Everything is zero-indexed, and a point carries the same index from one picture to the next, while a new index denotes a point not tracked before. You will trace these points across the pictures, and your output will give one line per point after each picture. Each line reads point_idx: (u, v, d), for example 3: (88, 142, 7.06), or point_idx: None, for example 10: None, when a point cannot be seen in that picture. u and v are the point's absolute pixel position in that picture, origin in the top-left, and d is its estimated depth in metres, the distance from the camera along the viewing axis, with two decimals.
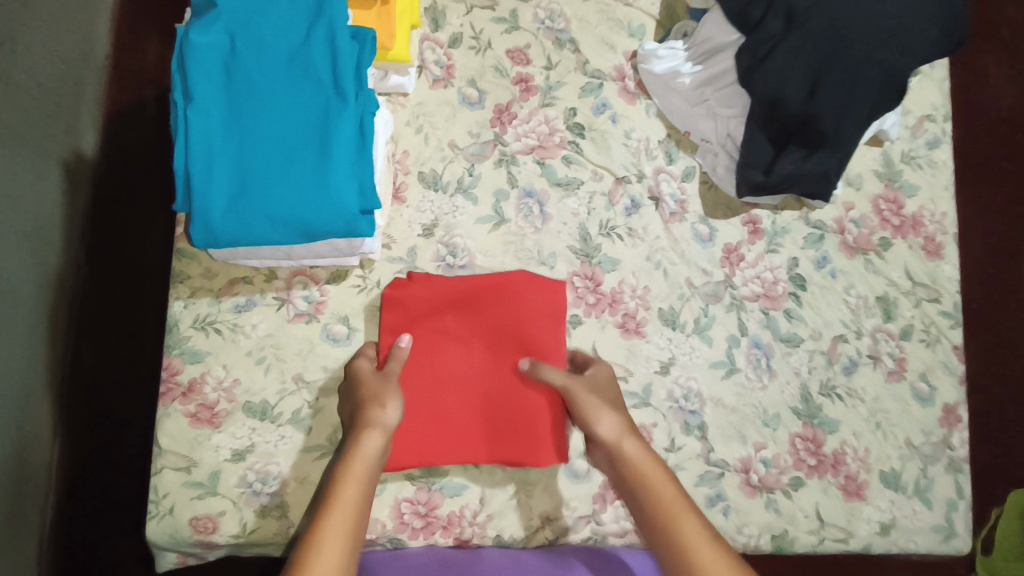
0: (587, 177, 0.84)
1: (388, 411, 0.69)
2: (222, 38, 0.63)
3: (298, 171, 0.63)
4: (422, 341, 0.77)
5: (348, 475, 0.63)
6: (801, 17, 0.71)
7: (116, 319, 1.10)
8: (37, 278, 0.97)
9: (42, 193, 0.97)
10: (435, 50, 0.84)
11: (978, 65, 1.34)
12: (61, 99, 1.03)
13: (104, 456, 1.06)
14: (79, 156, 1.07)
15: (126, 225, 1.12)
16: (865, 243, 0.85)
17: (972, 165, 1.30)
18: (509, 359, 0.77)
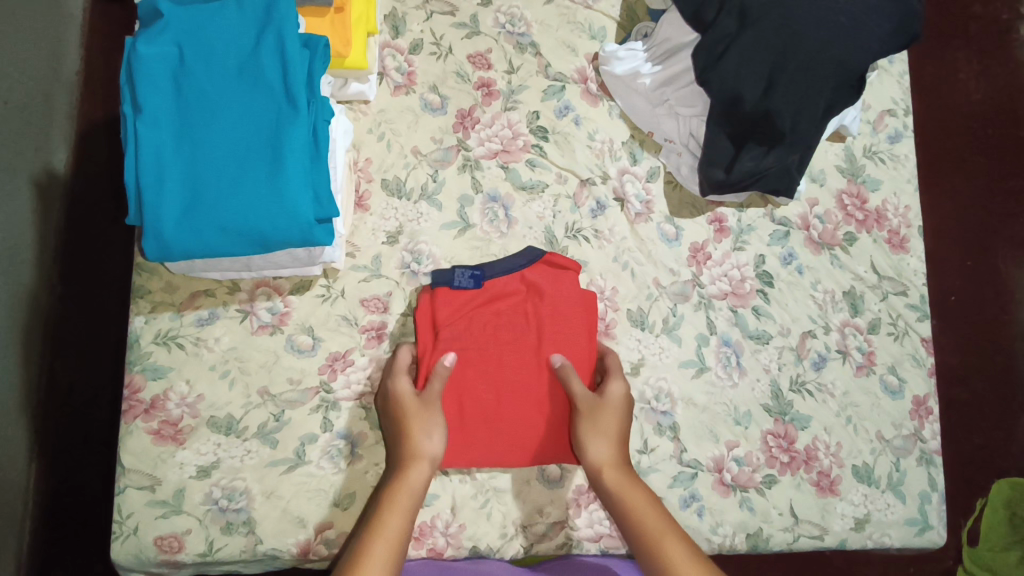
0: (551, 180, 0.84)
1: (432, 443, 0.69)
2: (172, 49, 0.63)
3: (253, 179, 0.62)
4: (480, 372, 0.76)
5: (395, 500, 0.63)
6: (753, 15, 0.71)
7: (85, 337, 1.07)
8: (7, 297, 0.95)
9: (12, 212, 0.96)
10: (396, 57, 0.84)
11: (947, 61, 1.35)
12: (31, 116, 1.02)
13: (76, 477, 1.03)
14: (50, 174, 1.06)
15: (93, 241, 1.11)
16: (830, 238, 0.86)
17: (944, 160, 1.31)
18: (494, 384, 0.76)
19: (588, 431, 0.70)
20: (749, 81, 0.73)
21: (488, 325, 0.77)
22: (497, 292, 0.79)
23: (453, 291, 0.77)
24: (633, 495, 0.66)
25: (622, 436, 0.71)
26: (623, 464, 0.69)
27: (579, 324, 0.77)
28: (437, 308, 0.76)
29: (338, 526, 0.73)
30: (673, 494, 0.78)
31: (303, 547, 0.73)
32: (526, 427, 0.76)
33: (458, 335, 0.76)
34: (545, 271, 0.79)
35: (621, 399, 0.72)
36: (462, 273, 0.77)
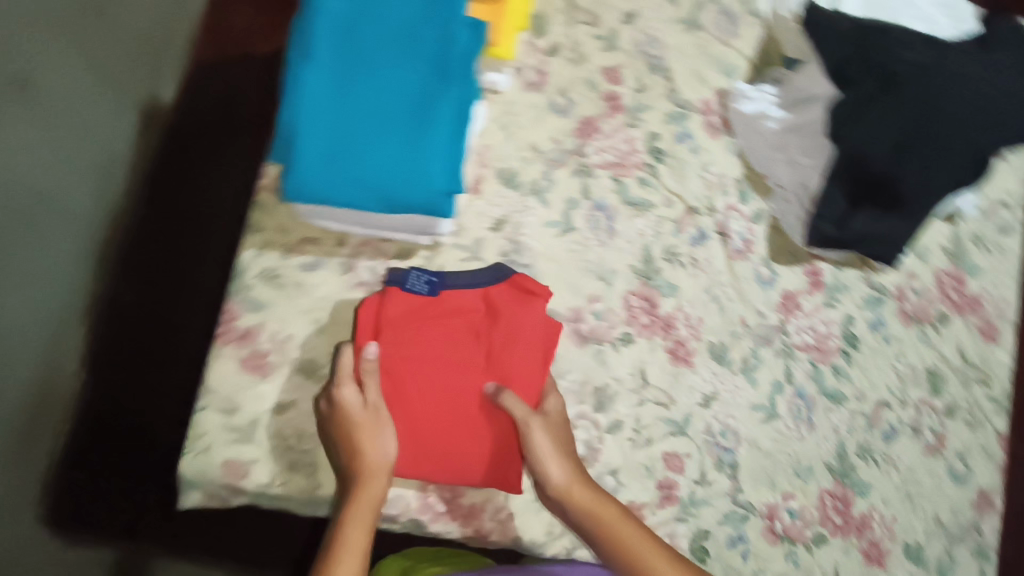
0: (658, 203, 0.85)
1: (387, 454, 0.71)
2: (347, 6, 0.66)
3: (398, 140, 0.64)
4: (419, 384, 0.74)
5: (354, 515, 0.67)
6: (900, 83, 0.73)
7: (158, 265, 1.16)
8: (96, 205, 1.05)
9: (117, 130, 1.07)
10: (533, 54, 0.86)
11: None
12: (151, 48, 1.14)
13: (120, 390, 1.11)
14: (155, 104, 1.18)
15: (187, 179, 1.21)
16: (923, 314, 0.85)
17: None
18: (434, 398, 0.75)
19: (543, 454, 0.71)
20: (880, 147, 0.74)
21: (437, 336, 0.76)
22: (453, 304, 0.77)
23: (401, 296, 0.76)
24: (605, 514, 0.68)
25: (572, 454, 0.73)
26: (585, 479, 0.71)
27: (531, 355, 0.77)
28: (384, 307, 0.75)
29: (396, 488, 0.76)
30: (721, 531, 0.78)
31: None
32: (458, 449, 0.74)
33: (403, 341, 0.75)
34: (509, 291, 0.78)
35: (559, 418, 0.75)
36: (418, 275, 0.76)
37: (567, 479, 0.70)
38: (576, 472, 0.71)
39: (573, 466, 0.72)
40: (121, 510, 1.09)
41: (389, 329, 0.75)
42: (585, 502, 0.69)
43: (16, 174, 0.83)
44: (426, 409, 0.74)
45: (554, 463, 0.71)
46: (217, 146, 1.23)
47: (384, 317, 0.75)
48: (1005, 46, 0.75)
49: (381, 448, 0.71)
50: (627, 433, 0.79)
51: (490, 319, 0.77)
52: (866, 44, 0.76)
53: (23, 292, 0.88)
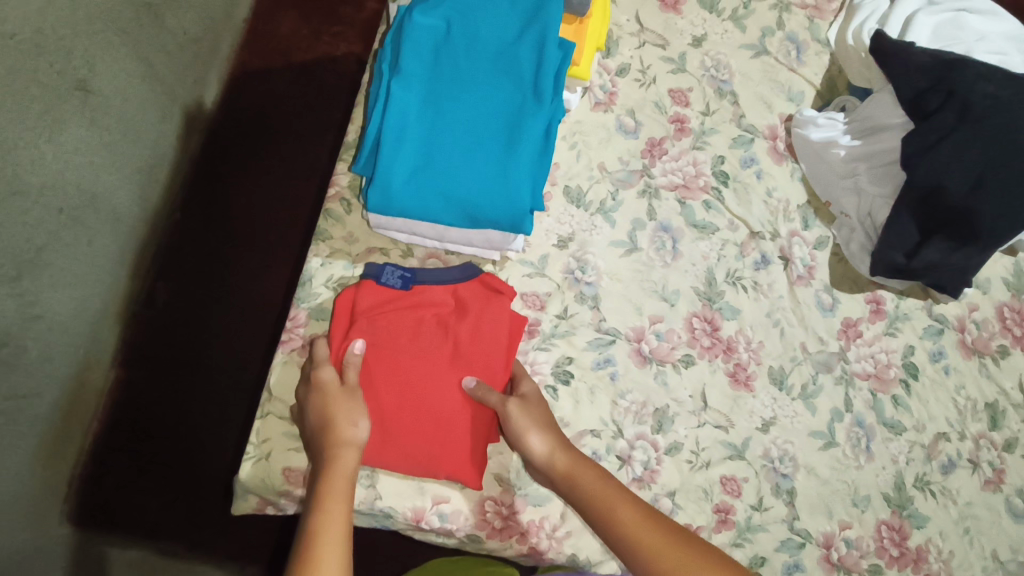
0: (722, 225, 0.85)
1: (360, 431, 0.66)
2: (441, 23, 0.68)
3: (486, 159, 0.66)
4: (388, 378, 0.72)
5: (333, 488, 0.60)
6: (976, 115, 0.74)
7: (193, 266, 1.17)
8: (137, 207, 1.06)
9: (162, 132, 1.09)
10: (603, 75, 0.87)
11: None
12: (199, 52, 1.15)
13: (151, 393, 1.09)
14: (199, 106, 1.20)
15: (225, 183, 1.22)
16: (983, 346, 0.85)
17: None
18: (403, 393, 0.72)
19: (522, 426, 0.70)
20: (962, 180, 0.74)
21: (407, 330, 0.74)
22: (425, 298, 0.76)
23: (373, 289, 0.75)
24: (584, 474, 0.68)
25: (554, 424, 0.72)
26: (566, 444, 0.70)
27: (499, 349, 0.75)
28: (359, 299, 0.74)
29: (454, 502, 0.75)
30: (778, 558, 0.78)
31: (418, 513, 0.74)
32: (422, 439, 0.72)
33: (373, 330, 0.73)
34: (477, 289, 0.77)
35: (535, 397, 0.74)
36: (392, 270, 0.75)
37: (548, 446, 0.70)
38: (557, 439, 0.71)
39: (553, 435, 0.71)
40: (145, 513, 1.05)
41: (361, 321, 0.73)
42: (564, 464, 0.69)
43: (68, 169, 0.85)
44: (393, 405, 0.72)
45: (535, 437, 0.70)
46: (257, 150, 1.24)
47: (357, 310, 0.74)
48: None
49: (355, 419, 0.66)
50: (686, 455, 0.79)
51: (459, 314, 0.76)
52: (946, 77, 0.76)
53: (65, 287, 0.90)
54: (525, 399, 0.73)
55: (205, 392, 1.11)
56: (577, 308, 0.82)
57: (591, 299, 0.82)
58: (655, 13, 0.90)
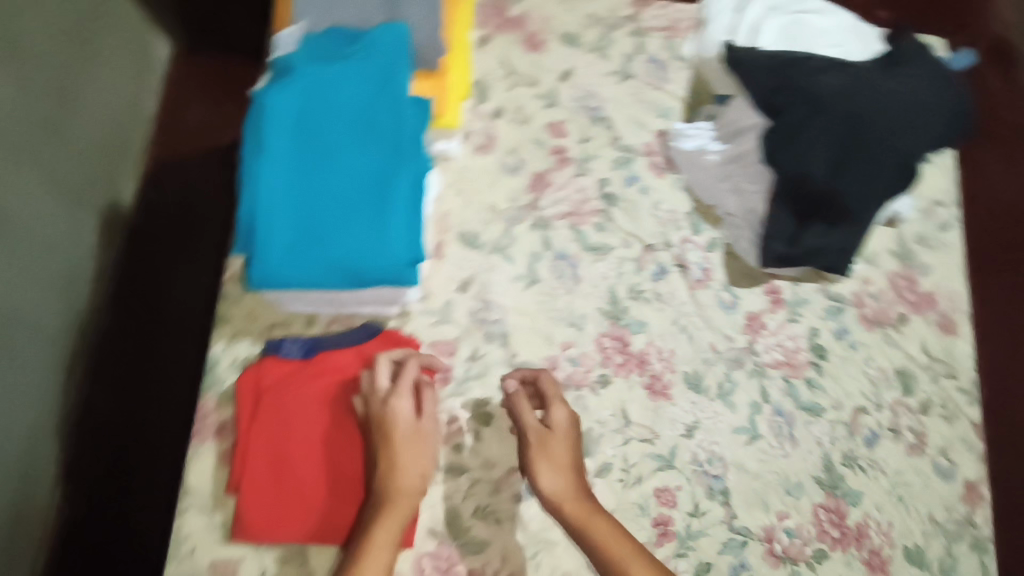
0: (616, 244, 0.88)
1: (408, 477, 0.70)
2: (296, 95, 0.68)
3: (358, 221, 0.67)
4: (304, 448, 0.73)
5: (377, 539, 0.66)
6: (823, 104, 0.78)
7: (129, 362, 1.16)
8: (66, 320, 1.02)
9: (78, 236, 1.06)
10: (480, 121, 0.91)
11: None
12: (106, 153, 1.14)
13: (102, 496, 1.09)
14: (116, 206, 1.19)
15: (151, 274, 1.22)
16: (883, 317, 0.88)
17: None
18: (320, 461, 0.73)
19: (541, 463, 0.74)
20: (823, 171, 0.77)
21: (317, 397, 0.75)
22: (329, 363, 0.77)
23: (275, 364, 0.76)
24: (597, 525, 0.70)
25: (573, 464, 0.75)
26: (579, 492, 0.73)
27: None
28: (263, 375, 0.76)
29: None
30: (723, 561, 0.79)
31: None
32: (343, 501, 0.73)
33: (281, 400, 0.75)
34: (382, 346, 0.79)
35: (565, 425, 0.76)
36: (292, 342, 0.77)
37: (560, 490, 0.73)
38: (570, 479, 0.74)
39: (570, 478, 0.74)
40: None
41: (268, 395, 0.75)
42: (575, 510, 0.72)
43: None
44: (311, 474, 0.73)
45: (550, 470, 0.74)
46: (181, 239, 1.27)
47: (264, 387, 0.75)
48: (918, 67, 0.80)
49: (419, 470, 0.71)
50: (616, 474, 0.80)
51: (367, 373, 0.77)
52: (790, 74, 0.80)
53: None
54: (551, 431, 0.76)
55: (154, 489, 1.12)
56: (487, 348, 0.83)
57: (500, 337, 0.83)
58: (522, 56, 0.94)
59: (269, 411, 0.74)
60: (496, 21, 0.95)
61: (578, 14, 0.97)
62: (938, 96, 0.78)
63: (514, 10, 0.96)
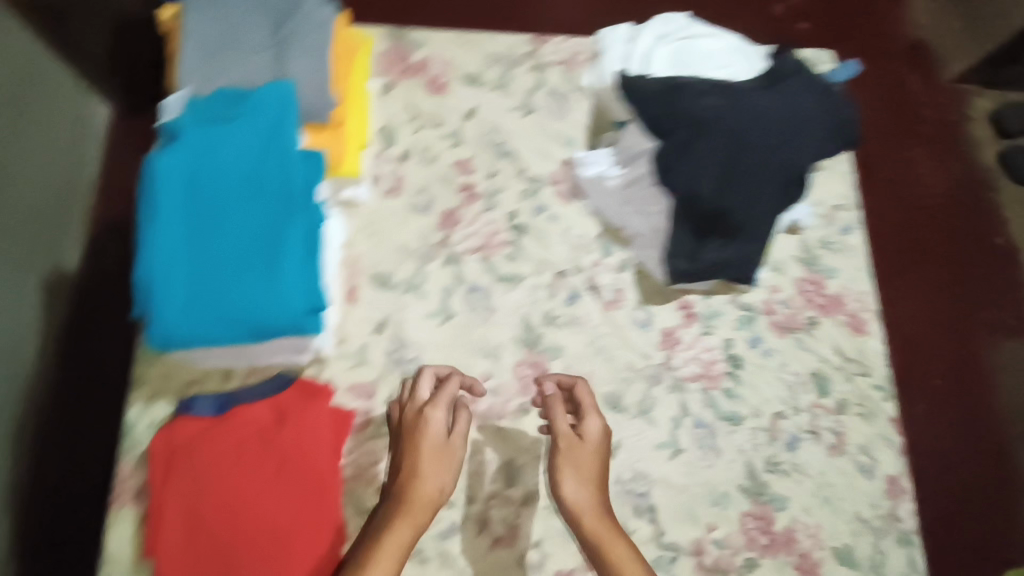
0: (528, 272, 0.90)
1: (428, 486, 0.74)
2: (183, 157, 0.70)
3: (251, 276, 0.68)
4: (217, 504, 0.72)
5: (389, 542, 0.69)
6: (706, 126, 0.80)
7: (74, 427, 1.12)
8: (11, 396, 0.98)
9: (21, 309, 1.01)
10: (387, 164, 0.93)
11: (906, 154, 1.58)
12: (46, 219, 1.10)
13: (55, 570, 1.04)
14: (59, 271, 1.14)
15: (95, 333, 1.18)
16: (793, 322, 0.91)
17: (904, 241, 1.52)
18: (233, 516, 0.72)
19: (567, 472, 0.77)
20: (710, 189, 0.80)
21: (229, 452, 0.74)
22: (242, 418, 0.76)
23: (188, 423, 0.76)
24: (610, 545, 0.72)
25: (597, 478, 0.77)
26: (598, 507, 0.75)
27: (319, 450, 0.76)
28: (174, 435, 0.75)
29: None
30: None
31: None
32: (255, 554, 0.71)
33: (192, 455, 0.74)
34: (296, 396, 0.79)
35: (597, 436, 0.78)
36: (205, 400, 0.77)
37: (579, 501, 0.75)
38: (592, 489, 0.76)
39: (594, 492, 0.76)
40: None
41: (181, 453, 0.74)
42: (594, 524, 0.74)
43: None
44: (224, 529, 0.71)
45: (572, 478, 0.76)
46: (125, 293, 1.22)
47: (177, 445, 0.75)
48: (798, 85, 0.84)
49: (439, 483, 0.74)
50: (542, 502, 0.81)
51: (281, 424, 0.77)
52: (675, 97, 0.83)
53: None
54: (583, 440, 0.78)
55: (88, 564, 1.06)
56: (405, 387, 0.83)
57: (417, 374, 0.84)
58: (426, 98, 0.97)
59: (182, 468, 0.74)
60: (399, 67, 0.98)
61: (479, 54, 1.00)
62: (815, 112, 0.82)
63: (416, 55, 0.99)
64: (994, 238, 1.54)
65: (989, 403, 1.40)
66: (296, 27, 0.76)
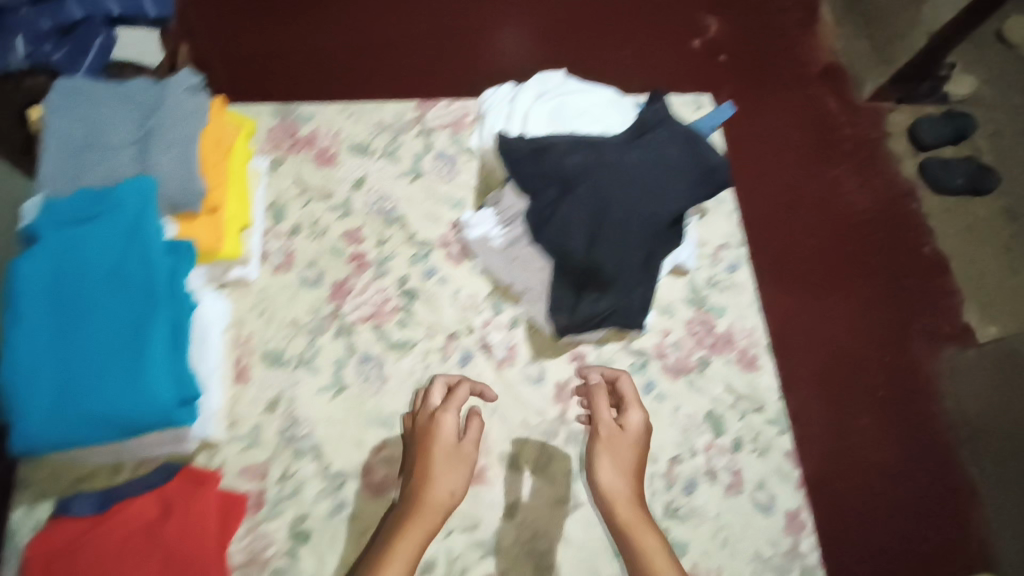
0: (420, 337, 0.91)
1: (443, 485, 0.72)
2: (47, 262, 0.71)
3: (117, 373, 0.68)
4: None
5: (404, 539, 0.67)
6: (573, 185, 0.83)
7: None
8: None
9: None
10: (277, 240, 0.94)
11: (828, 171, 1.43)
12: None
13: None
14: None
15: None
16: (685, 364, 0.93)
17: (827, 262, 1.34)
18: None
19: (602, 460, 0.75)
20: (582, 246, 0.81)
21: (108, 551, 0.72)
22: (124, 514, 0.75)
23: (68, 525, 0.75)
24: (639, 533, 0.69)
25: (633, 470, 0.75)
26: (633, 498, 0.73)
27: (206, 540, 0.75)
28: (53, 539, 0.74)
29: None
30: None
31: None
32: None
33: (76, 558, 0.72)
34: (181, 486, 0.78)
35: (638, 428, 0.78)
36: (84, 499, 0.76)
37: (611, 488, 0.73)
38: (626, 478, 0.74)
39: (631, 482, 0.74)
40: None
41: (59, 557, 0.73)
42: (626, 514, 0.71)
43: None
44: None
45: (610, 466, 0.75)
46: None
47: (55, 550, 0.73)
48: (663, 137, 0.86)
49: (456, 480, 0.73)
50: (441, 570, 0.80)
51: (166, 515, 0.75)
52: (545, 154, 0.85)
53: None
54: (623, 430, 0.78)
55: None
56: (298, 465, 0.83)
57: (310, 452, 0.84)
58: (314, 171, 0.98)
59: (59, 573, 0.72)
60: (287, 142, 0.99)
61: (366, 124, 1.02)
62: (679, 162, 0.84)
63: (304, 129, 1.00)
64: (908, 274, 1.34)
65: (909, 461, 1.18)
66: (161, 120, 0.77)
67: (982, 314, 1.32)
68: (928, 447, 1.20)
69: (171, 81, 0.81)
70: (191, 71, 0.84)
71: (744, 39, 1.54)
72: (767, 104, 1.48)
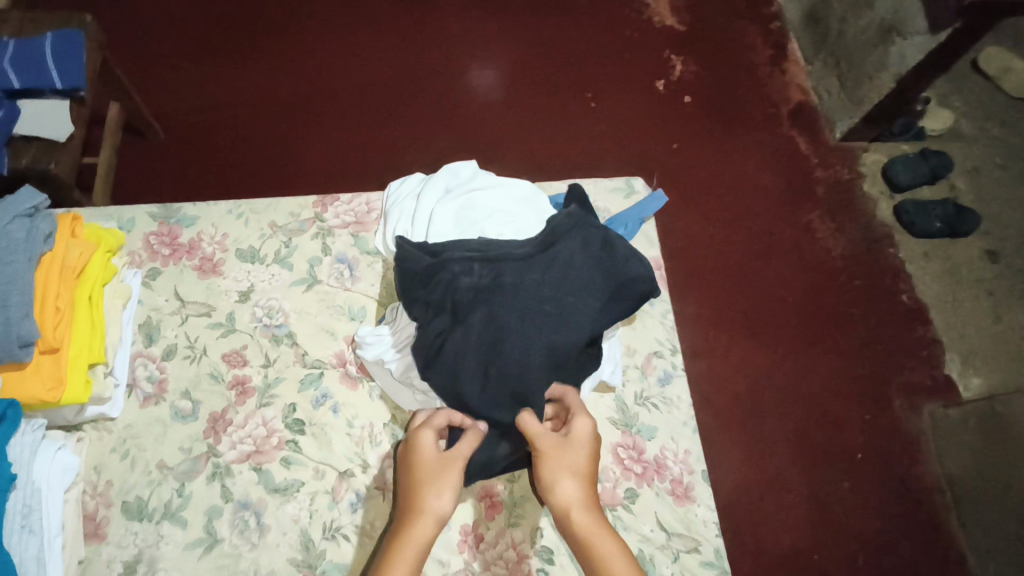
0: (308, 477, 0.79)
1: (438, 497, 0.68)
2: None
3: None
4: None
5: (395, 558, 0.63)
6: (463, 313, 0.72)
7: None
8: None
9: None
10: (147, 365, 0.83)
11: (804, 221, 1.47)
12: None
13: None
14: None
15: None
16: (611, 498, 0.82)
17: (809, 314, 1.38)
18: None
19: (554, 470, 0.69)
20: (474, 382, 0.71)
21: None
22: None
23: None
24: (602, 540, 0.64)
25: (588, 476, 0.70)
26: (591, 505, 0.67)
27: None
28: None
29: None
30: None
31: None
32: None
33: None
34: None
35: (587, 436, 0.72)
36: None
37: (568, 498, 0.67)
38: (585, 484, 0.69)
39: (589, 488, 0.68)
40: None
41: None
42: (586, 521, 0.66)
43: None
44: None
45: (555, 463, 0.69)
46: None
47: None
48: (574, 250, 0.75)
49: (446, 491, 0.68)
50: None
51: None
52: (437, 270, 0.74)
53: None
54: (570, 439, 0.71)
55: None
56: None
57: None
58: (194, 283, 0.88)
59: None
60: (165, 251, 0.89)
61: (256, 226, 0.92)
62: (586, 281, 0.74)
63: (186, 235, 0.90)
64: (887, 326, 1.38)
65: (886, 515, 1.23)
66: None
67: (966, 364, 1.34)
68: (909, 499, 1.24)
69: (5, 209, 0.74)
70: (34, 193, 0.78)
71: (714, 98, 1.58)
72: (742, 162, 1.52)
